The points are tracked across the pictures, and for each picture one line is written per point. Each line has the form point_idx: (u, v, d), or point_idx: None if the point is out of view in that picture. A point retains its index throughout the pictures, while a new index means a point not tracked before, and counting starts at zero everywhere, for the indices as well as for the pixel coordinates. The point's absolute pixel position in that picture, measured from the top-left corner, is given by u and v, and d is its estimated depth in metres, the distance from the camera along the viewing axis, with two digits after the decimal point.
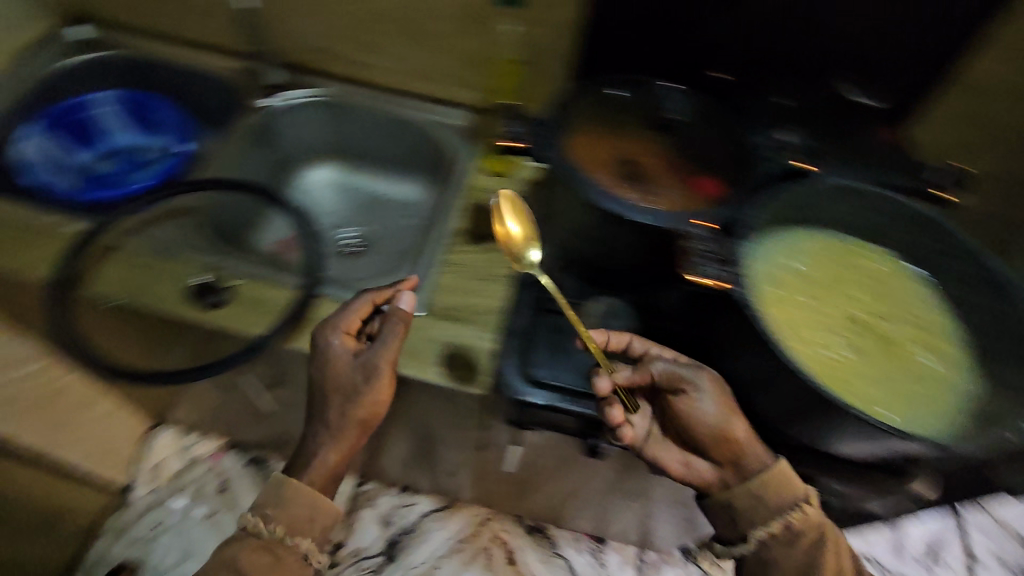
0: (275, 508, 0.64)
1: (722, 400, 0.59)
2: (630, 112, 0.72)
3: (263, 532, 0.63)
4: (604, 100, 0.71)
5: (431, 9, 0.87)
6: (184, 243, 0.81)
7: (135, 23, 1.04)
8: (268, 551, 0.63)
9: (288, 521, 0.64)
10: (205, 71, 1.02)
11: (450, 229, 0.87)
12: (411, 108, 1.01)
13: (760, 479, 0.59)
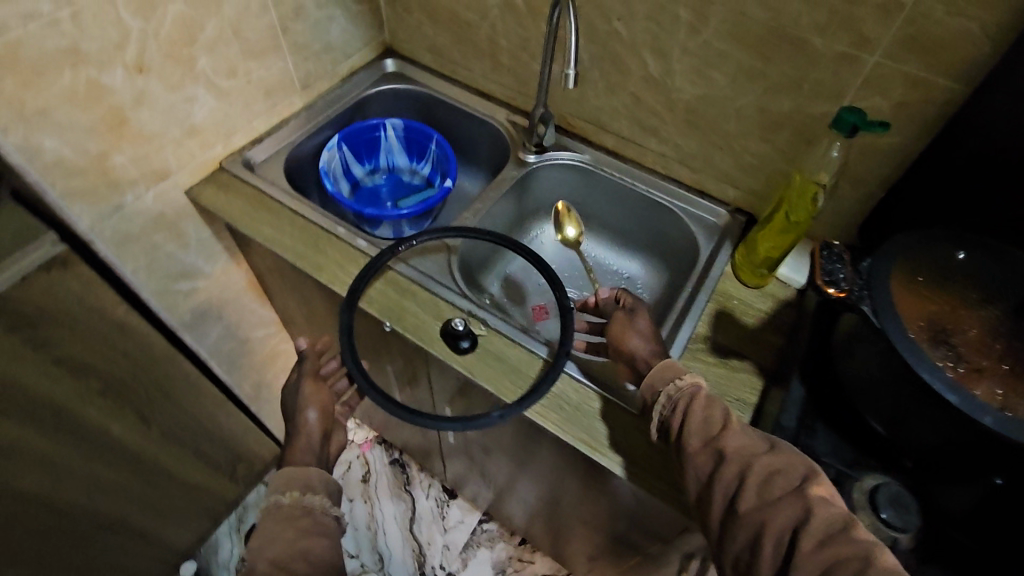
0: (287, 485, 0.81)
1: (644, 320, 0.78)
2: (982, 278, 0.62)
3: (285, 499, 0.79)
4: (945, 259, 0.62)
5: (730, 109, 0.85)
6: (447, 278, 0.89)
7: (433, 63, 1.15)
8: (303, 513, 0.79)
9: (296, 494, 0.80)
10: (481, 117, 1.10)
11: (690, 331, 0.84)
12: (671, 193, 0.99)
13: (673, 391, 0.67)
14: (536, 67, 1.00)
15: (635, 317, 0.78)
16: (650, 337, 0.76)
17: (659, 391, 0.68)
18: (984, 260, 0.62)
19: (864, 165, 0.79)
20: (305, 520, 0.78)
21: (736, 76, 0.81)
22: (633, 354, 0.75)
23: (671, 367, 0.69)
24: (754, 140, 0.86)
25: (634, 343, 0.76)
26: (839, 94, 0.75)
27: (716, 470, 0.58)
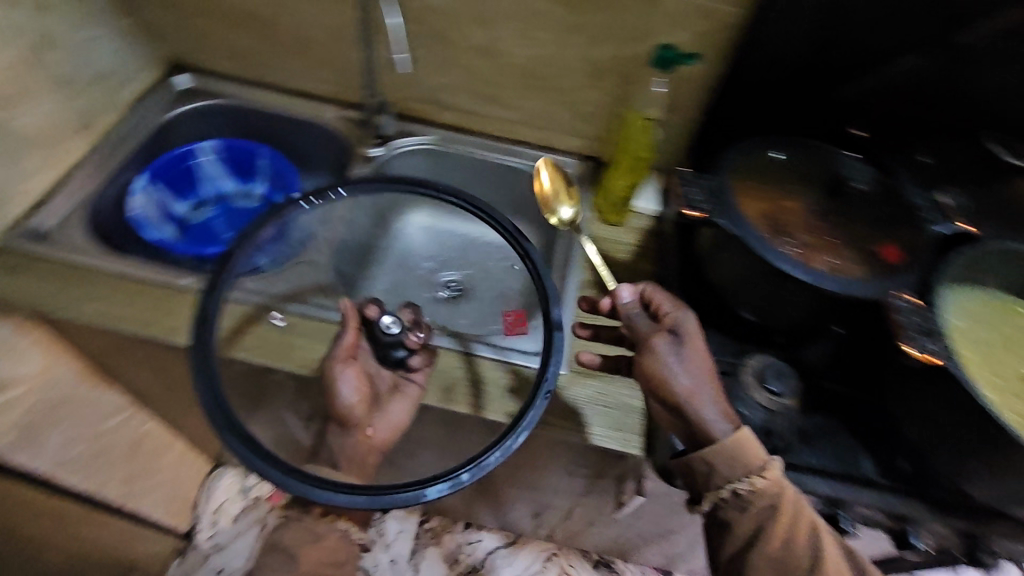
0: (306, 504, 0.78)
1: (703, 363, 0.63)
2: (795, 172, 0.73)
3: (311, 512, 0.78)
4: (768, 162, 0.73)
5: (559, 65, 0.89)
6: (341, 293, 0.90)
7: (237, 70, 1.03)
8: (325, 539, 0.77)
9: (315, 532, 0.77)
10: (309, 119, 1.01)
11: (579, 280, 0.88)
12: (522, 156, 1.01)
13: (748, 488, 0.59)
14: (357, 56, 0.94)
15: (687, 354, 0.63)
16: (719, 392, 0.63)
17: (754, 481, 0.59)
18: (794, 155, 0.74)
19: (683, 94, 0.88)
20: (324, 548, 0.77)
21: (558, 32, 0.85)
22: (687, 410, 0.62)
23: (749, 455, 0.59)
24: (587, 89, 0.91)
25: (700, 403, 0.62)
26: (650, 33, 0.82)
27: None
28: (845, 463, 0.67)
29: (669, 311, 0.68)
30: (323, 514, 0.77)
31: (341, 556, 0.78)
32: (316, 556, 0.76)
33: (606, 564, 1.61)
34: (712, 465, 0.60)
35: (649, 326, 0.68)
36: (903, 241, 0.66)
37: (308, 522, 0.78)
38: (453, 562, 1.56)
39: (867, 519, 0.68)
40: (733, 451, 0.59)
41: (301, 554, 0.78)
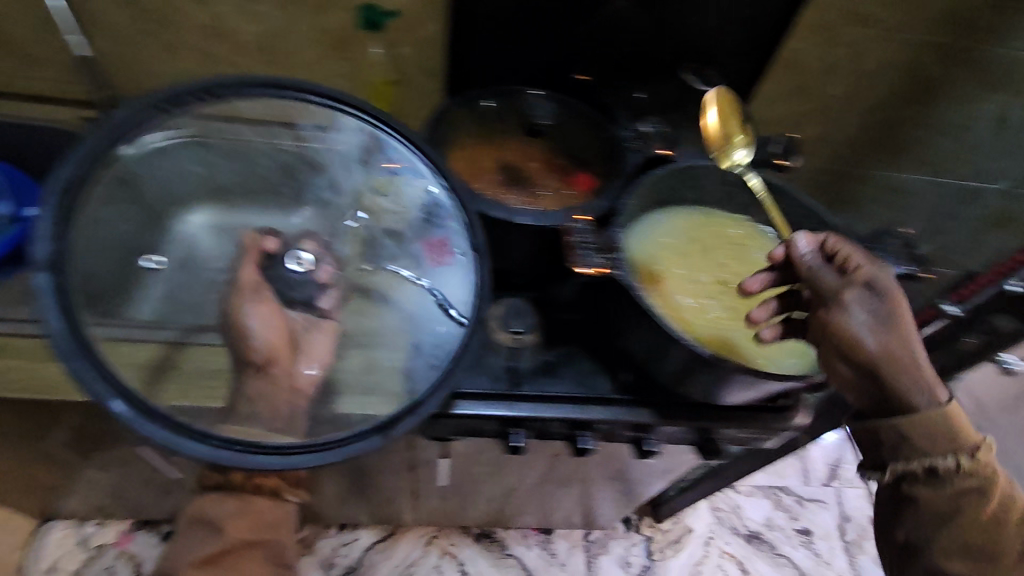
0: (230, 484, 0.69)
1: (882, 329, 0.56)
2: (500, 120, 0.77)
3: (238, 486, 0.68)
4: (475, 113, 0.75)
5: (290, 38, 0.85)
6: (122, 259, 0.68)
7: None
8: (252, 520, 0.68)
9: (253, 514, 0.68)
10: (39, 125, 0.92)
11: None
12: None
13: (950, 465, 0.58)
14: (71, 48, 0.86)
15: (855, 310, 0.57)
16: (913, 364, 0.57)
17: (934, 458, 0.58)
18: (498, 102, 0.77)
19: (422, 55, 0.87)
20: (240, 529, 0.67)
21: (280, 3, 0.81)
22: (892, 386, 0.57)
23: (960, 429, 0.57)
24: (332, 61, 0.88)
25: (907, 373, 0.57)
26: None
27: (920, 512, 0.60)
28: (585, 387, 0.71)
29: (859, 272, 0.59)
30: (255, 488, 0.69)
31: (261, 540, 0.69)
32: (230, 535, 0.67)
33: (487, 535, 1.63)
34: (904, 436, 0.57)
35: (832, 289, 0.59)
36: (591, 170, 0.75)
37: (229, 495, 0.68)
38: (330, 564, 1.54)
39: (606, 432, 0.73)
40: (937, 422, 0.57)
41: (207, 535, 0.68)
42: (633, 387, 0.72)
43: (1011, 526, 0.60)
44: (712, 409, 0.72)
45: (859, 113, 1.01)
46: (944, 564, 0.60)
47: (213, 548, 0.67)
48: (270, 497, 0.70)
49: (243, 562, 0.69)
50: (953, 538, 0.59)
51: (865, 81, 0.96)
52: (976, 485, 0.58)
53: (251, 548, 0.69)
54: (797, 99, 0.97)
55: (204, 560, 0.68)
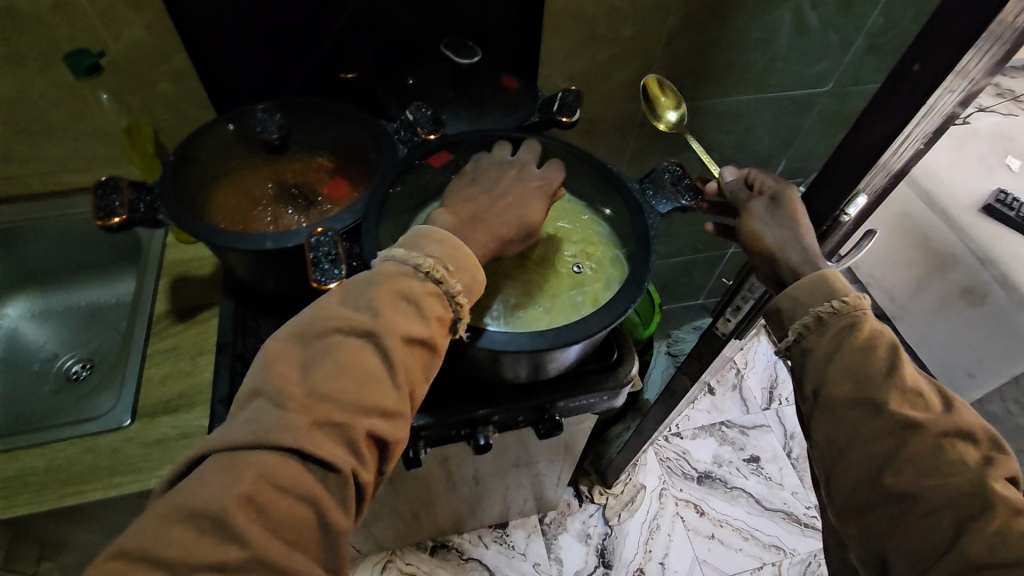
0: (448, 261, 0.53)
1: (777, 219, 0.62)
2: (253, 142, 0.73)
3: (436, 276, 0.52)
4: (222, 142, 0.71)
5: (37, 102, 0.80)
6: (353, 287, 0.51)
7: None
8: (441, 311, 0.52)
9: (461, 280, 0.53)
10: None
11: (150, 315, 0.81)
12: (73, 206, 0.93)
13: (830, 310, 0.56)
14: None
15: (766, 205, 0.64)
16: (813, 241, 0.61)
17: (810, 308, 0.57)
18: (245, 122, 0.71)
19: (184, 89, 0.82)
20: (430, 317, 0.51)
21: (4, 67, 0.75)
22: (786, 262, 0.60)
23: (832, 283, 0.57)
24: (93, 115, 0.84)
25: (786, 253, 0.60)
26: (100, 39, 0.75)
27: (827, 373, 0.55)
28: None
29: (774, 182, 0.66)
30: (448, 291, 0.53)
31: (434, 345, 0.51)
32: (426, 324, 0.50)
33: (442, 546, 1.59)
34: (795, 297, 0.58)
35: (742, 201, 0.66)
36: (360, 176, 0.72)
37: (411, 272, 0.52)
38: None
39: (436, 436, 0.71)
40: (816, 286, 0.58)
41: (406, 312, 0.50)
42: (446, 387, 0.70)
43: (880, 345, 0.54)
44: (531, 390, 0.70)
45: (660, 49, 0.99)
46: (831, 391, 0.55)
47: (420, 333, 0.50)
48: (446, 297, 0.53)
49: (412, 366, 0.50)
50: (843, 367, 0.55)
51: (653, 18, 0.94)
52: (855, 323, 0.56)
53: (420, 351, 0.50)
54: (591, 50, 0.95)
55: (406, 342, 0.49)
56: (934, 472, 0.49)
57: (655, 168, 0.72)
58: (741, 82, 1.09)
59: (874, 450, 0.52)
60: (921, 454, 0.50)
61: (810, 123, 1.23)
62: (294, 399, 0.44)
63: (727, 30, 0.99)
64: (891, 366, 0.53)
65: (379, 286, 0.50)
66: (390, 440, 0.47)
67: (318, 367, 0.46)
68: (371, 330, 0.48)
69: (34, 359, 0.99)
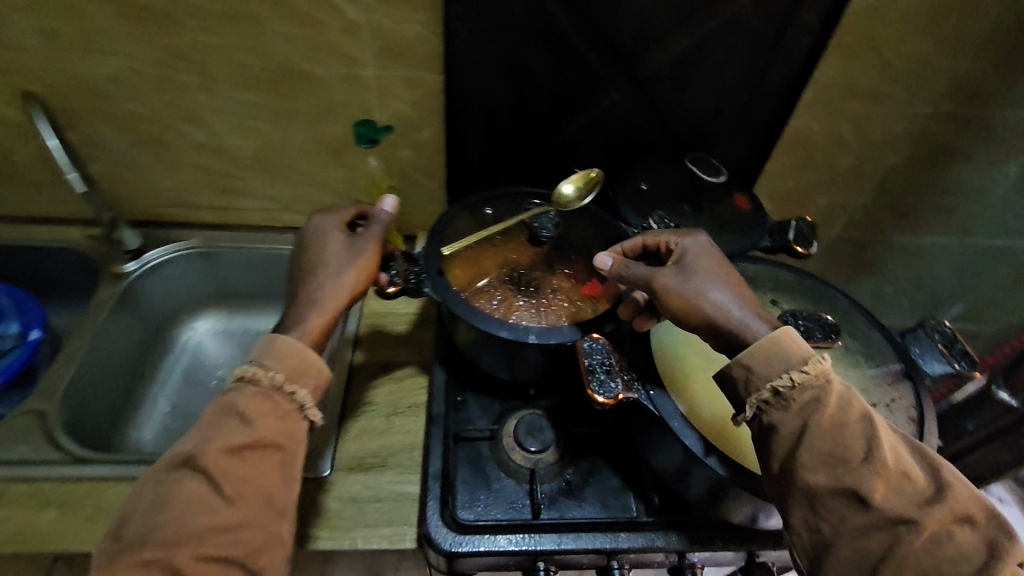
0: (269, 358, 0.56)
1: (685, 290, 0.57)
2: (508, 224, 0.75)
3: (265, 380, 0.54)
4: (476, 219, 0.74)
5: (289, 150, 0.87)
6: (222, 403, 0.54)
7: None
8: (275, 406, 0.54)
9: (285, 368, 0.55)
10: (52, 246, 0.93)
11: (350, 363, 0.83)
12: (286, 241, 0.98)
13: (788, 384, 0.50)
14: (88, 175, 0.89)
15: (671, 270, 0.59)
16: (739, 292, 0.57)
17: (765, 382, 0.51)
18: (501, 207, 0.76)
19: (421, 157, 0.87)
20: (262, 420, 0.52)
21: (278, 119, 0.82)
22: (728, 330, 0.55)
23: (788, 351, 0.51)
24: (333, 168, 0.89)
25: (715, 311, 0.56)
26: (367, 106, 0.80)
27: None
28: (609, 508, 0.65)
29: (692, 237, 0.62)
30: (286, 388, 0.55)
31: (281, 442, 0.53)
32: (254, 431, 0.51)
33: None
34: None
35: (648, 274, 0.60)
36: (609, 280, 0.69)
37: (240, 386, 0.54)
38: None
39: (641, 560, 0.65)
40: (775, 348, 0.52)
41: (230, 430, 0.51)
42: (667, 510, 0.65)
43: (910, 470, 0.47)
44: (758, 530, 0.63)
45: (869, 181, 0.97)
46: (807, 478, 0.47)
47: (241, 439, 0.50)
48: (283, 394, 0.55)
49: (257, 472, 0.51)
50: (817, 453, 0.47)
51: (871, 154, 0.92)
52: (833, 410, 0.49)
53: (263, 452, 0.51)
54: (804, 172, 0.95)
55: (231, 451, 0.50)
56: (933, 573, 0.43)
57: (921, 322, 0.65)
58: (940, 222, 1.05)
59: (868, 546, 0.45)
60: (918, 554, 0.44)
61: (1002, 272, 1.16)
62: (150, 538, 0.45)
63: (943, 173, 0.96)
64: (870, 451, 0.47)
65: (222, 406, 0.53)
66: (271, 532, 0.50)
67: (162, 506, 0.47)
68: (193, 463, 0.49)
69: (212, 377, 0.99)
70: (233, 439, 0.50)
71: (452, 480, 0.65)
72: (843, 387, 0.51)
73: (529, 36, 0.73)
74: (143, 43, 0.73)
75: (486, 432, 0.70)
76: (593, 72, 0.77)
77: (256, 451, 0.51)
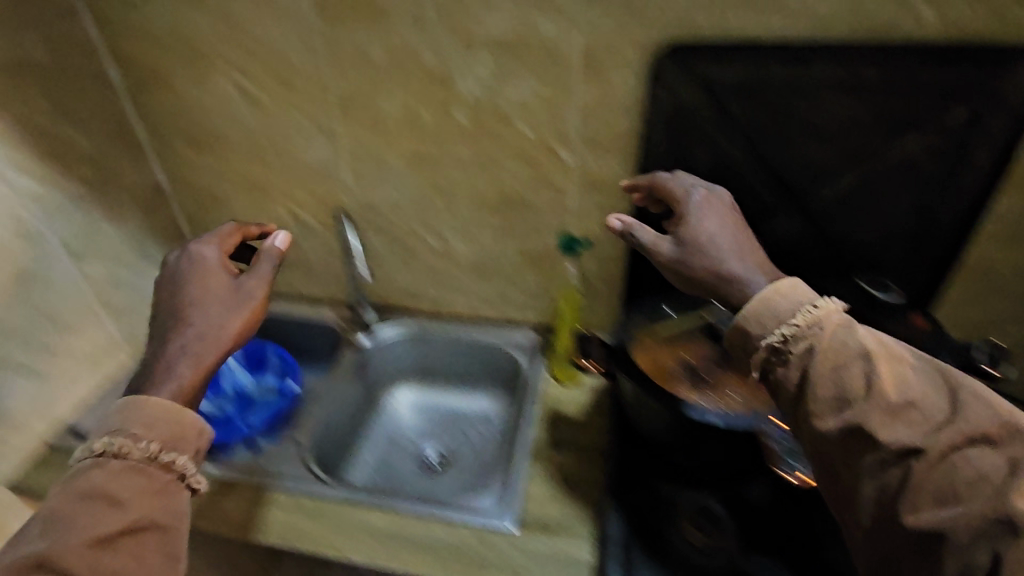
0: (144, 427, 0.62)
1: (687, 250, 0.69)
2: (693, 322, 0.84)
3: (140, 454, 0.60)
4: (660, 319, 0.86)
5: (499, 256, 1.10)
6: (56, 496, 0.58)
7: (269, 289, 1.29)
8: (148, 480, 0.59)
9: (161, 438, 0.62)
10: (314, 319, 1.23)
11: (532, 437, 0.95)
12: (481, 331, 1.19)
13: (781, 338, 0.59)
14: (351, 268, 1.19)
15: (680, 235, 0.71)
16: (736, 248, 0.69)
17: (761, 340, 0.60)
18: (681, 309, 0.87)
19: (604, 267, 1.04)
20: (138, 483, 0.59)
21: (495, 232, 1.06)
22: (724, 293, 0.66)
23: (776, 306, 0.60)
24: (530, 272, 1.10)
25: (716, 267, 0.67)
26: (566, 225, 1.01)
27: None
28: None
29: (698, 192, 0.77)
30: (159, 455, 0.61)
31: (159, 520, 0.58)
32: (129, 513, 0.57)
33: None
34: None
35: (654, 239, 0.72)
36: None
37: (94, 463, 0.59)
38: None
39: None
40: (772, 300, 0.61)
41: (101, 513, 0.56)
42: None
43: (921, 396, 0.53)
44: None
45: None
46: (816, 426, 0.55)
47: (114, 526, 0.55)
48: (151, 459, 0.61)
49: (138, 551, 0.56)
50: (823, 397, 0.55)
51: None
52: (826, 346, 0.56)
53: (137, 535, 0.57)
54: (992, 301, 0.94)
55: (94, 543, 0.54)
56: (949, 496, 0.48)
57: None
58: None
59: (886, 481, 0.51)
60: (930, 484, 0.49)
61: None
62: (66, 543, 0.53)
63: None
64: (871, 388, 0.53)
65: (75, 490, 0.58)
66: (165, 550, 0.58)
67: (104, 516, 0.56)
68: (52, 558, 0.52)
69: (408, 442, 1.18)
70: (80, 527, 0.55)
71: (630, 548, 0.76)
72: (845, 321, 0.58)
73: (706, 175, 0.88)
74: (417, 177, 1.03)
75: (661, 509, 0.79)
76: (761, 202, 0.89)
77: (130, 538, 0.56)
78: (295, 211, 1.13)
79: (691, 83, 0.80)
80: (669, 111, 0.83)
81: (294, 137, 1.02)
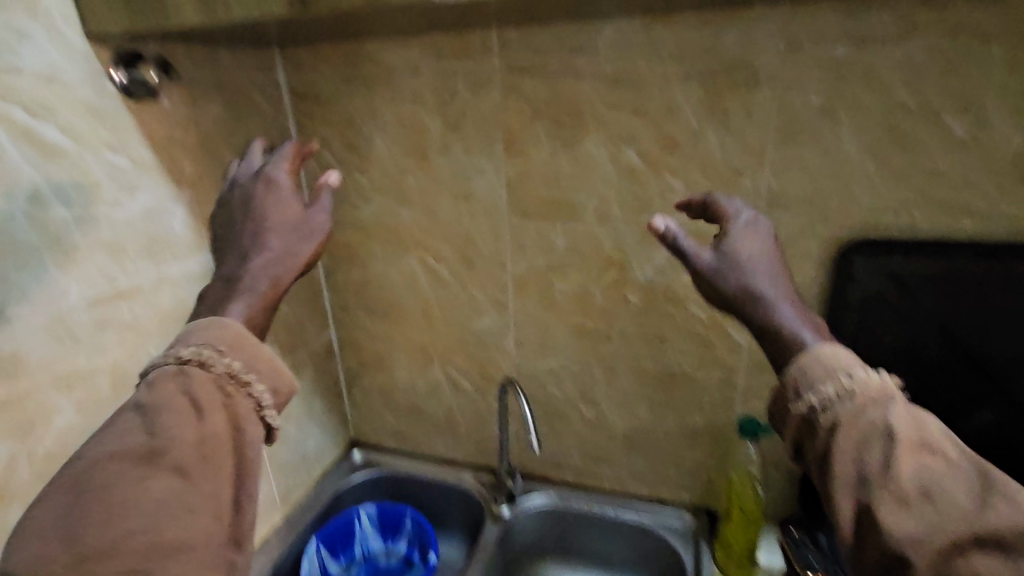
0: (224, 346, 0.54)
1: (762, 292, 0.57)
2: None
3: (219, 367, 0.53)
4: None
5: (656, 431, 1.07)
6: (142, 397, 0.52)
7: (408, 447, 1.30)
8: (229, 398, 0.53)
9: (244, 358, 0.54)
10: (453, 483, 1.22)
11: None
12: (629, 508, 1.12)
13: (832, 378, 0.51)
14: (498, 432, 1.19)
15: (728, 259, 0.59)
16: (799, 306, 0.57)
17: (805, 373, 0.52)
18: None
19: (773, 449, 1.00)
20: (218, 420, 0.52)
21: (655, 406, 1.05)
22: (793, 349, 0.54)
23: (829, 358, 0.52)
24: (688, 449, 1.06)
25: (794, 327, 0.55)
26: (734, 403, 0.99)
27: None
28: None
29: (746, 213, 0.64)
30: (241, 374, 0.54)
31: (234, 444, 0.52)
32: (207, 426, 0.51)
33: None
34: None
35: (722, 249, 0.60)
36: None
37: (172, 370, 0.53)
38: None
39: None
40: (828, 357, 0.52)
41: (179, 416, 0.50)
42: None
43: (913, 443, 0.47)
44: None
45: None
46: (836, 451, 0.48)
47: (193, 433, 0.50)
48: (237, 380, 0.54)
49: (207, 467, 0.50)
50: (849, 423, 0.49)
51: None
52: (850, 422, 0.49)
53: (216, 451, 0.51)
54: None
55: (197, 440, 0.50)
56: (928, 539, 0.43)
57: None
58: None
59: (890, 521, 0.44)
60: (927, 515, 0.44)
61: None
62: (86, 538, 0.43)
63: None
64: (917, 441, 0.47)
65: (161, 386, 0.52)
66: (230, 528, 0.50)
67: (153, 477, 0.48)
68: (156, 457, 0.48)
69: None
70: (161, 434, 0.49)
71: None
72: (898, 401, 0.49)
73: (895, 361, 0.85)
74: (579, 349, 1.05)
75: None
76: (963, 392, 0.83)
77: (204, 450, 0.50)
78: (452, 374, 1.17)
79: (879, 275, 0.81)
80: (855, 300, 0.84)
81: (466, 312, 1.10)
